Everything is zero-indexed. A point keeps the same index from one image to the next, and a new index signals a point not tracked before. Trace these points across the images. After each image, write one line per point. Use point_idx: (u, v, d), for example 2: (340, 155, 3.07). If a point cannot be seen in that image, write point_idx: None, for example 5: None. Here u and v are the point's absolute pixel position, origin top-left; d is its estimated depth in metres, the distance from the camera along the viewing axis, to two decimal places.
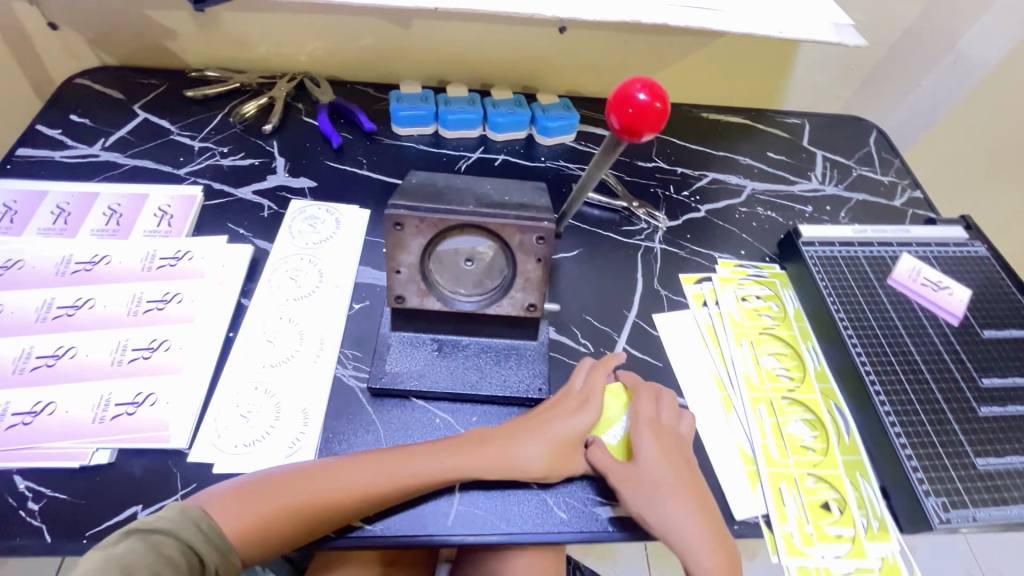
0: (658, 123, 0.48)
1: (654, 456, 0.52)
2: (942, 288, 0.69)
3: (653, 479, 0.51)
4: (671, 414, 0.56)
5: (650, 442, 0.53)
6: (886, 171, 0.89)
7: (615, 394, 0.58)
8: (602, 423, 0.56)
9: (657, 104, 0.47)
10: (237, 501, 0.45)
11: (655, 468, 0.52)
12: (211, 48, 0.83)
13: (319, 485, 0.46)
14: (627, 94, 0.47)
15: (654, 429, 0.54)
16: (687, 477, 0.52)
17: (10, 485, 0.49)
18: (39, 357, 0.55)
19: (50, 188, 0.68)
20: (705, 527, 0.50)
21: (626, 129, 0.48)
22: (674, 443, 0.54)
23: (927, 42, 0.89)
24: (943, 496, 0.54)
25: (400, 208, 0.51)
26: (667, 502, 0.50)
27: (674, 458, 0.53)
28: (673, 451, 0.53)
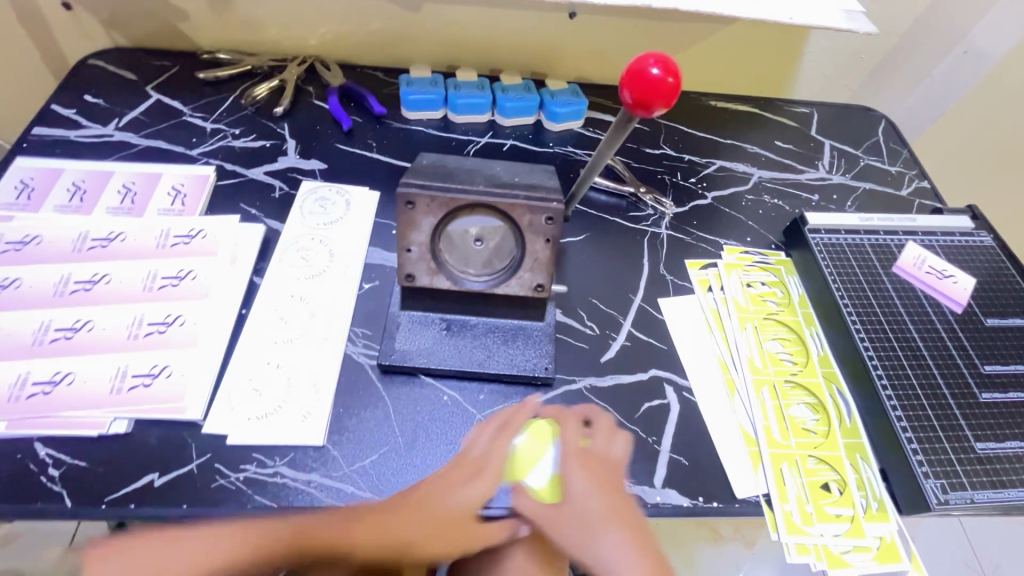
0: (669, 98, 0.48)
1: (586, 492, 0.49)
2: (947, 276, 0.70)
3: (585, 519, 0.49)
4: (603, 441, 0.54)
5: (578, 477, 0.50)
6: (894, 162, 0.89)
7: (538, 431, 0.53)
8: (525, 465, 0.51)
9: (669, 79, 0.47)
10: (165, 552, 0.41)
11: (588, 504, 0.49)
12: (222, 30, 0.83)
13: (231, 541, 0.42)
14: (640, 68, 0.47)
15: (582, 458, 0.51)
16: (623, 507, 0.50)
17: (32, 452, 0.50)
18: (58, 329, 0.56)
19: (66, 167, 0.69)
20: (645, 560, 0.48)
21: (638, 103, 0.48)
22: (604, 471, 0.52)
23: (938, 31, 0.88)
24: (942, 478, 0.55)
25: (412, 186, 0.52)
26: (604, 540, 0.48)
27: (607, 488, 0.50)
28: (604, 479, 0.51)
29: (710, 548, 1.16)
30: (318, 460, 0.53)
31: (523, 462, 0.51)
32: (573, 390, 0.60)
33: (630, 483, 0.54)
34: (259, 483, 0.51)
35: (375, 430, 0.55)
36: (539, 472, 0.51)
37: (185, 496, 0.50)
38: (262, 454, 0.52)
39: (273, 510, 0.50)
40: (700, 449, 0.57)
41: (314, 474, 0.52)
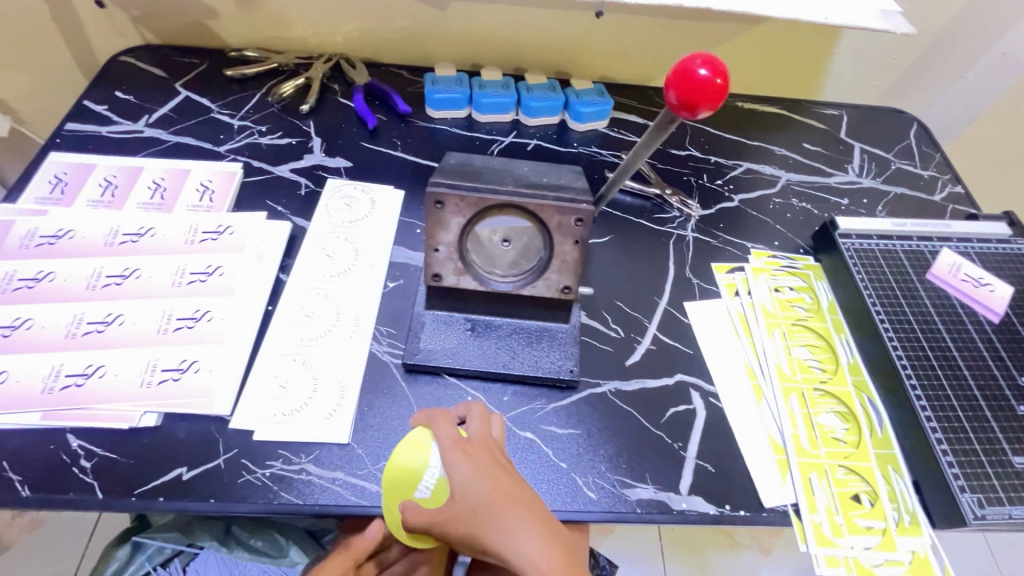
0: (717, 100, 0.47)
1: (468, 480, 0.46)
2: (983, 284, 0.68)
3: (473, 507, 0.46)
4: (479, 424, 0.50)
5: (458, 466, 0.47)
6: (926, 165, 0.87)
7: (413, 440, 0.51)
8: (411, 479, 0.50)
9: (718, 80, 0.46)
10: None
11: (473, 494, 0.46)
12: (250, 28, 0.84)
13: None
14: (687, 69, 0.46)
15: (462, 447, 0.48)
16: (512, 484, 0.47)
17: (65, 443, 0.51)
18: (90, 323, 0.57)
19: (97, 162, 0.70)
20: (544, 534, 0.45)
21: (685, 104, 0.47)
22: (485, 454, 0.48)
23: (974, 32, 0.86)
24: (978, 492, 0.53)
25: (441, 186, 0.52)
26: (497, 525, 0.45)
27: (490, 471, 0.47)
28: (488, 463, 0.48)
29: (726, 556, 1.15)
30: (343, 458, 0.53)
31: (406, 477, 0.50)
32: (597, 393, 0.59)
33: (655, 489, 0.54)
34: (285, 479, 0.51)
35: (400, 429, 0.55)
36: (426, 478, 0.49)
37: (214, 492, 0.50)
38: (288, 451, 0.53)
39: (299, 507, 0.50)
40: (726, 456, 0.57)
41: (339, 472, 0.52)
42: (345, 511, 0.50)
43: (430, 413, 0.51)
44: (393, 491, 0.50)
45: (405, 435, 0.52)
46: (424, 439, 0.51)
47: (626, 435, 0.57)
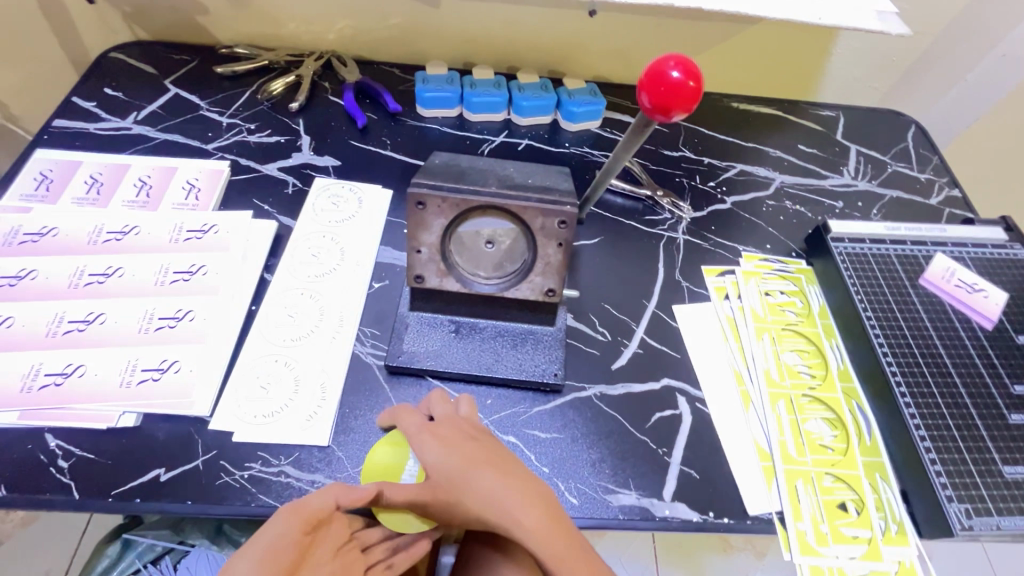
0: (690, 103, 0.46)
1: (439, 458, 0.46)
2: (977, 290, 0.67)
3: (450, 480, 0.46)
4: (442, 408, 0.51)
5: (429, 446, 0.47)
6: (923, 168, 0.86)
7: (391, 440, 0.52)
8: (393, 474, 0.50)
9: (690, 83, 0.46)
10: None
11: (447, 468, 0.46)
12: (240, 25, 0.83)
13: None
14: (660, 71, 0.46)
15: (430, 429, 0.49)
16: (485, 452, 0.47)
17: (43, 443, 0.51)
18: (71, 321, 0.56)
19: (84, 159, 0.70)
20: (524, 493, 0.45)
21: (658, 108, 0.47)
22: (454, 431, 0.48)
23: (973, 34, 0.85)
24: (966, 503, 0.53)
25: (423, 187, 0.52)
26: (473, 493, 0.45)
27: (461, 444, 0.47)
28: (455, 438, 0.48)
29: (719, 557, 1.14)
30: (323, 461, 0.52)
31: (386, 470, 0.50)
32: (582, 398, 0.58)
33: (638, 495, 0.53)
34: (263, 482, 0.51)
35: (381, 431, 0.54)
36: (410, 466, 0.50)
37: (191, 494, 0.50)
38: (267, 453, 0.52)
39: (277, 510, 0.50)
40: (711, 463, 0.56)
41: (318, 475, 0.51)
42: None
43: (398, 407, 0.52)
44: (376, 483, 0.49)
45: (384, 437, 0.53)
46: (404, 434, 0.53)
47: (611, 440, 0.56)
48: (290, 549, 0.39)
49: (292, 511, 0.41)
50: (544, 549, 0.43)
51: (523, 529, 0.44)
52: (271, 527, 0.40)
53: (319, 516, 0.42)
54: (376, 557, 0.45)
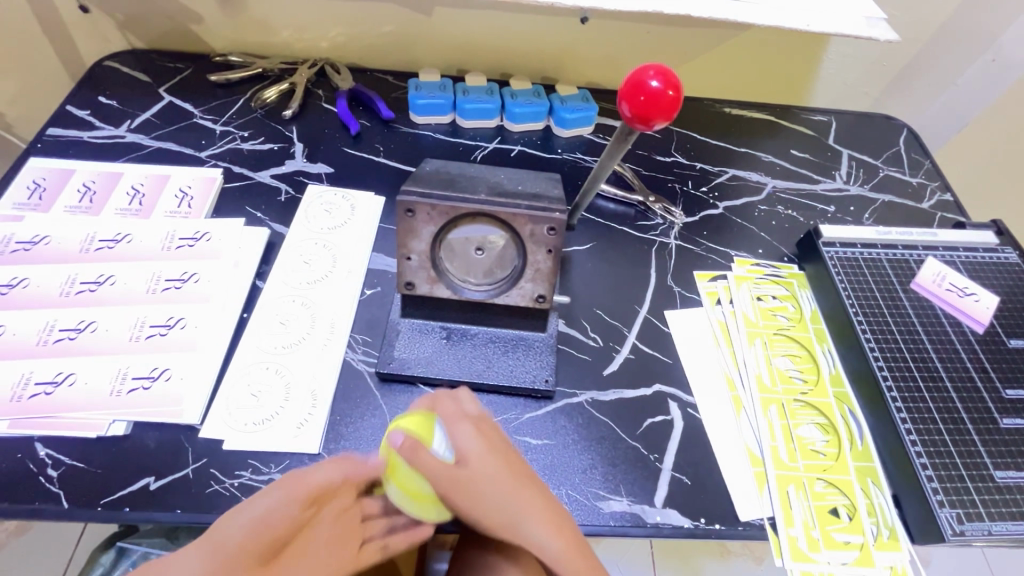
0: (670, 112, 0.47)
1: (482, 455, 0.45)
2: (968, 294, 0.67)
3: (484, 481, 0.44)
4: (478, 406, 0.50)
5: (470, 438, 0.45)
6: (915, 173, 0.86)
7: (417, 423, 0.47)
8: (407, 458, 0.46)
9: (670, 92, 0.46)
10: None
11: (485, 466, 0.44)
12: (234, 33, 0.84)
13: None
14: (640, 81, 0.46)
15: (472, 422, 0.47)
16: (519, 462, 0.47)
17: (32, 452, 0.51)
18: (62, 330, 0.57)
19: (77, 167, 0.70)
20: (556, 510, 0.46)
21: (638, 117, 0.47)
22: (494, 431, 0.48)
23: (962, 39, 0.85)
24: (958, 508, 0.52)
25: (412, 194, 0.52)
26: (511, 499, 0.44)
27: (500, 450, 0.46)
28: (496, 441, 0.47)
29: (716, 563, 1.14)
30: None
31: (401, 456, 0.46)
32: (574, 404, 0.58)
33: (629, 501, 0.53)
34: (254, 490, 0.51)
35: (372, 438, 0.54)
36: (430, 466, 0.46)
37: (179, 503, 0.49)
38: (258, 460, 0.52)
39: None
40: (703, 469, 0.56)
41: None
42: None
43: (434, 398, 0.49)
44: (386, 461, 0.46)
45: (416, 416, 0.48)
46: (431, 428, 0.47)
47: (602, 447, 0.56)
48: (280, 521, 0.39)
49: (287, 484, 0.42)
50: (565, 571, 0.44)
51: (548, 547, 0.44)
52: (263, 500, 0.40)
53: (314, 488, 0.43)
54: (373, 531, 0.46)
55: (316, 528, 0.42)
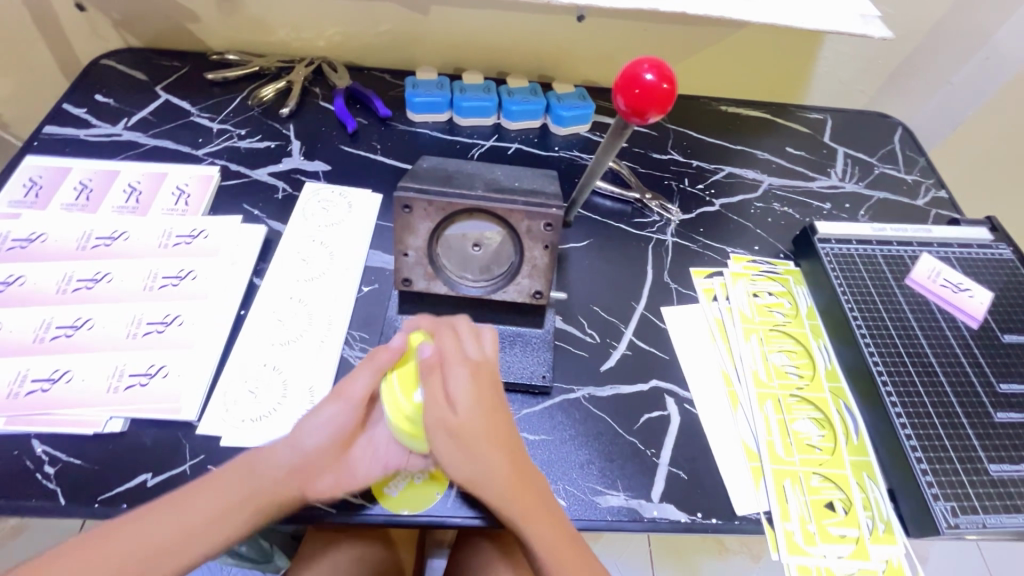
0: (664, 104, 0.47)
1: (470, 405, 0.47)
2: (962, 290, 0.67)
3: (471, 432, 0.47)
4: (482, 347, 0.50)
5: (463, 385, 0.47)
6: (910, 170, 0.86)
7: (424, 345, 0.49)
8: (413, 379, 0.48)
9: (664, 85, 0.46)
10: (128, 535, 0.43)
11: (474, 419, 0.47)
12: (231, 31, 0.84)
13: (199, 505, 0.45)
14: (634, 74, 0.47)
15: (470, 368, 0.48)
16: (502, 419, 0.49)
17: (29, 449, 0.51)
18: (59, 327, 0.56)
19: (74, 165, 0.70)
20: (525, 475, 0.48)
21: (633, 110, 0.47)
22: (487, 380, 0.49)
23: (956, 37, 0.86)
24: (952, 501, 0.53)
25: (409, 190, 0.52)
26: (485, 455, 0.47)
27: (491, 407, 0.48)
28: (487, 392, 0.48)
29: (714, 561, 1.14)
30: None
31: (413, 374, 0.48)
32: (571, 400, 0.59)
33: (626, 496, 0.53)
34: None
35: None
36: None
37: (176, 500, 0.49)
38: None
39: None
40: (699, 463, 0.56)
41: None
42: (310, 517, 0.50)
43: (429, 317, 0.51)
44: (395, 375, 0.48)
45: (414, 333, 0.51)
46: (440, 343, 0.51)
47: (599, 442, 0.56)
48: (341, 424, 0.48)
49: (340, 395, 0.49)
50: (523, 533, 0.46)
51: (509, 509, 0.46)
52: (326, 410, 0.48)
53: (364, 397, 0.48)
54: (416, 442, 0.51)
55: (375, 423, 0.50)
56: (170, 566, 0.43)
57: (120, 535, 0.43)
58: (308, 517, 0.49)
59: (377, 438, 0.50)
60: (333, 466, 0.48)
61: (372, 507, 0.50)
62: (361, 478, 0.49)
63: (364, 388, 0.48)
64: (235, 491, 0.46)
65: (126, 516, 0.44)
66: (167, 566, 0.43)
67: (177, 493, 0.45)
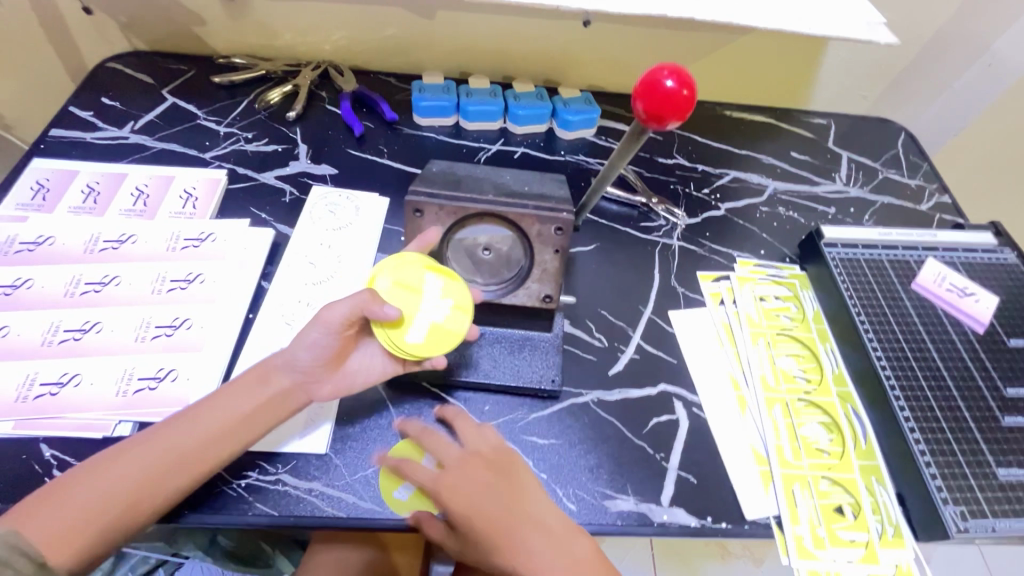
0: (684, 110, 0.47)
1: (474, 505, 0.48)
2: (968, 294, 0.67)
3: (488, 520, 0.47)
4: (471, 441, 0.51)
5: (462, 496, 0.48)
6: (913, 175, 0.87)
7: (406, 284, 0.54)
8: (405, 323, 0.52)
9: (685, 91, 0.46)
10: (152, 445, 0.47)
11: (479, 512, 0.48)
12: (238, 35, 0.84)
13: (214, 416, 0.49)
14: (654, 80, 0.47)
15: (462, 473, 0.49)
16: (512, 499, 0.48)
17: (37, 453, 0.50)
18: (67, 330, 0.56)
19: (80, 168, 0.70)
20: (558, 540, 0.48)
21: (652, 115, 0.47)
22: (484, 472, 0.49)
23: (959, 43, 0.86)
24: (961, 505, 0.53)
25: (420, 195, 0.52)
26: (510, 542, 0.47)
27: (497, 492, 0.48)
28: (487, 485, 0.49)
29: (717, 565, 1.14)
30: (320, 468, 0.52)
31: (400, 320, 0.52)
32: (580, 404, 0.58)
33: (636, 500, 0.53)
34: (260, 490, 0.51)
35: (379, 440, 0.54)
36: (442, 309, 0.53)
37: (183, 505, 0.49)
38: (265, 461, 0.52)
39: (274, 519, 0.49)
40: (708, 467, 0.56)
41: (315, 483, 0.51)
42: (319, 521, 0.49)
43: (422, 235, 0.53)
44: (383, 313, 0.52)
45: (396, 272, 0.54)
46: (422, 278, 0.54)
47: (607, 446, 0.56)
48: (326, 346, 0.51)
49: (319, 322, 0.51)
50: None
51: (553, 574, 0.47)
52: (310, 333, 0.52)
53: (343, 323, 0.51)
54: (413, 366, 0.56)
55: (363, 337, 0.55)
56: (192, 468, 0.47)
57: (148, 443, 0.47)
58: (316, 520, 0.49)
59: (368, 352, 0.55)
60: (330, 377, 0.53)
61: (381, 512, 0.50)
62: (359, 385, 0.54)
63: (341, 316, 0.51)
64: (248, 402, 0.50)
65: (146, 433, 0.48)
66: (189, 468, 0.47)
67: (191, 409, 0.50)
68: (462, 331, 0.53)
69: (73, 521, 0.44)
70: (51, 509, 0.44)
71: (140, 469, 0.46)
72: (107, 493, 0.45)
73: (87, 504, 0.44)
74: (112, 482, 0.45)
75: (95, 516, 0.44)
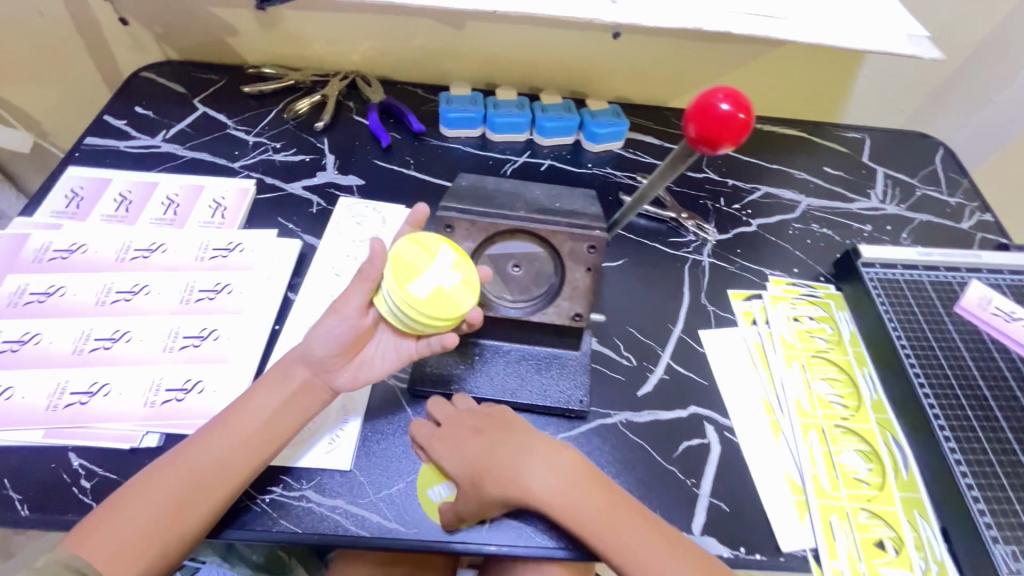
0: (739, 136, 0.43)
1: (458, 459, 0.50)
2: (1015, 319, 0.64)
3: (480, 462, 0.50)
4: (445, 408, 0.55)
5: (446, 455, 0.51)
6: (953, 192, 0.84)
7: (421, 243, 0.51)
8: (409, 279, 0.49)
9: (741, 115, 0.43)
10: (189, 456, 0.47)
11: (465, 464, 0.50)
12: (268, 46, 0.85)
13: (244, 418, 0.49)
14: (708, 102, 0.43)
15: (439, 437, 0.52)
16: (488, 433, 0.52)
17: (66, 462, 0.50)
18: (97, 339, 0.57)
19: (114, 176, 0.71)
20: (541, 455, 0.50)
21: (704, 139, 0.43)
22: (460, 426, 0.52)
23: (1002, 57, 0.84)
24: (1012, 544, 0.51)
25: (452, 211, 0.53)
26: (498, 477, 0.49)
27: (476, 441, 0.51)
28: (465, 439, 0.51)
29: None
30: (344, 485, 0.51)
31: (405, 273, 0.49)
32: (608, 425, 0.57)
33: None
34: (285, 506, 0.50)
35: (403, 458, 0.54)
36: (445, 275, 0.49)
37: (225, 518, 0.49)
38: (290, 476, 0.52)
39: (298, 536, 0.49)
40: (741, 495, 0.54)
41: (339, 500, 0.51)
42: (342, 541, 0.49)
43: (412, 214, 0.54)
44: (387, 273, 0.49)
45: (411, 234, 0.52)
46: (435, 242, 0.51)
47: (637, 470, 0.55)
48: (341, 335, 0.51)
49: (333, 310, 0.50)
50: (582, 498, 0.48)
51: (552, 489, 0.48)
52: (327, 322, 0.51)
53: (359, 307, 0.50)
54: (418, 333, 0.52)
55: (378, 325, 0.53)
56: (227, 472, 0.47)
57: (184, 457, 0.47)
58: (340, 539, 0.49)
59: (384, 336, 0.54)
60: (346, 364, 0.52)
61: (406, 532, 0.49)
62: (376, 374, 0.53)
63: (365, 301, 0.50)
64: (271, 399, 0.50)
65: (186, 442, 0.48)
66: (225, 475, 0.47)
67: (225, 412, 0.50)
68: (464, 306, 0.49)
69: (126, 539, 0.43)
70: (102, 531, 0.43)
71: (186, 474, 0.46)
72: (158, 503, 0.45)
73: (137, 522, 0.44)
74: (154, 498, 0.45)
75: (145, 536, 0.44)
